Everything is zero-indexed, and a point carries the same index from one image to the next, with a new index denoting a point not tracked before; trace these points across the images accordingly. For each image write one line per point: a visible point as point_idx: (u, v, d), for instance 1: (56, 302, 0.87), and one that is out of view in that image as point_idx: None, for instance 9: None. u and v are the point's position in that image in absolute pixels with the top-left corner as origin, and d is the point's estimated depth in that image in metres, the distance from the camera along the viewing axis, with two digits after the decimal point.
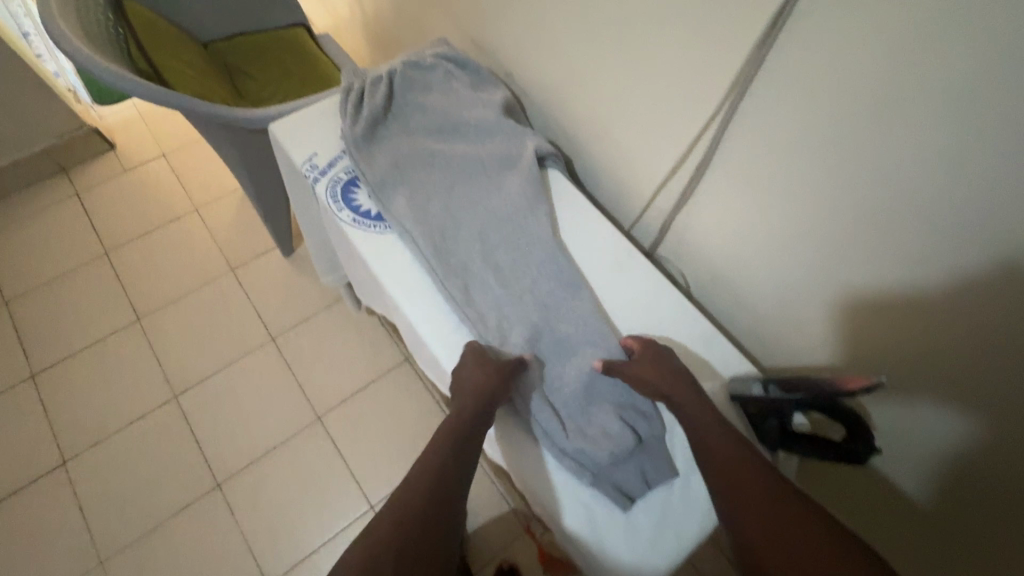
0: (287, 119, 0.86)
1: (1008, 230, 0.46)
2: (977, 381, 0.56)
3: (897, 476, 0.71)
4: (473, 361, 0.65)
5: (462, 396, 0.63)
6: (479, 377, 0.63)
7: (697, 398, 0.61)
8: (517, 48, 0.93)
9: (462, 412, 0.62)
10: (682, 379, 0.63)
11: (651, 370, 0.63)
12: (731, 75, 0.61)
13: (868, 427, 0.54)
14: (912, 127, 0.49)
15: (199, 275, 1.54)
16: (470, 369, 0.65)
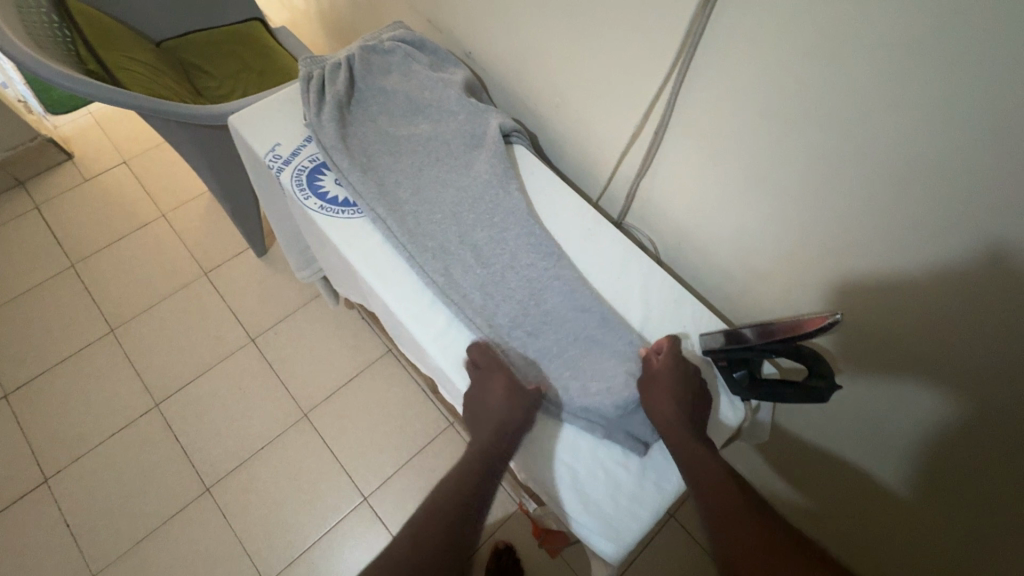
0: (246, 111, 0.85)
1: (945, 167, 0.48)
2: (950, 346, 0.57)
3: (885, 448, 0.72)
4: (501, 377, 0.64)
5: (487, 413, 0.62)
6: (505, 396, 0.63)
7: (690, 406, 0.62)
8: (474, 29, 0.93)
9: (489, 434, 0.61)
10: (689, 394, 0.63)
11: (664, 388, 0.62)
12: (680, 37, 0.63)
13: (824, 363, 0.55)
14: (849, 75, 0.51)
15: (171, 282, 1.52)
16: (497, 384, 0.64)
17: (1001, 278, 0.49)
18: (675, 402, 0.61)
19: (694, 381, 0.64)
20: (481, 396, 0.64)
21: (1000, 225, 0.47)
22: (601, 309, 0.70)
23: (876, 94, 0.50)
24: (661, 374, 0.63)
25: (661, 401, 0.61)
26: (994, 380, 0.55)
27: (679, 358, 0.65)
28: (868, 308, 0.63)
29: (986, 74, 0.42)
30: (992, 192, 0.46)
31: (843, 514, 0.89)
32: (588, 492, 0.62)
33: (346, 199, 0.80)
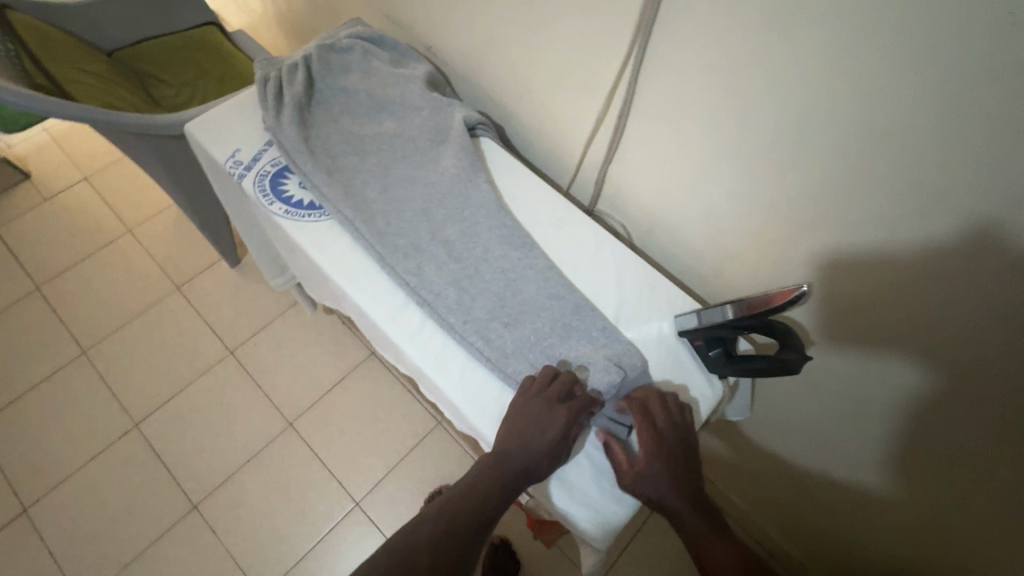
0: (203, 118, 0.83)
1: (896, 134, 0.49)
2: (915, 313, 0.58)
3: (865, 424, 0.73)
4: (560, 416, 0.59)
5: (530, 443, 0.58)
6: (553, 436, 0.58)
7: (679, 479, 0.58)
8: (434, 22, 0.92)
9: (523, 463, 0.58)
10: (675, 466, 0.58)
11: (653, 477, 0.58)
12: (635, 18, 0.63)
13: (793, 334, 0.56)
14: (800, 47, 0.52)
15: (143, 298, 1.48)
16: (555, 428, 0.59)
17: (956, 240, 0.50)
18: (667, 485, 0.57)
19: (677, 446, 0.59)
20: (532, 425, 0.59)
21: (952, 189, 0.48)
22: (576, 297, 0.70)
23: (828, 65, 0.50)
24: (641, 468, 0.58)
25: (653, 494, 0.58)
26: (953, 340, 0.56)
27: (653, 434, 0.59)
28: (831, 277, 0.64)
29: (930, 38, 0.43)
30: (944, 156, 0.47)
31: (820, 494, 0.90)
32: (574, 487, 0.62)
33: (312, 202, 0.78)
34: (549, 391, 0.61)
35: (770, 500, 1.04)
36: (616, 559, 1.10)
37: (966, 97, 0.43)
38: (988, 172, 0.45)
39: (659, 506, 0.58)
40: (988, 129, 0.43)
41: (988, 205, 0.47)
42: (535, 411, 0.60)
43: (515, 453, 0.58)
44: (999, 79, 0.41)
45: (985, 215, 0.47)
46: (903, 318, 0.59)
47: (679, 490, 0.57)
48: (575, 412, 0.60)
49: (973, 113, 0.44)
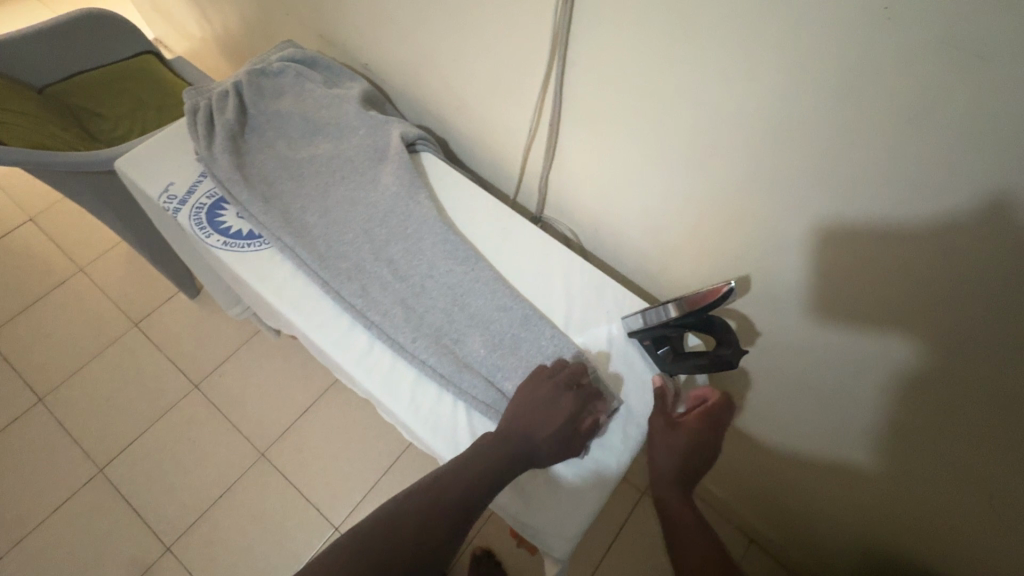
0: (132, 154, 0.81)
1: (808, 129, 0.50)
2: (854, 300, 0.59)
3: (827, 410, 0.74)
4: (567, 402, 0.60)
5: (538, 428, 0.58)
6: (560, 422, 0.59)
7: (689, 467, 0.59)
8: (368, 40, 0.92)
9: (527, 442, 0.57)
10: (695, 457, 0.60)
11: (675, 444, 0.60)
12: (553, 28, 0.63)
13: (729, 327, 0.58)
14: (707, 50, 0.53)
15: (100, 338, 1.44)
16: (562, 412, 0.59)
17: (875, 223, 0.52)
18: (678, 460, 0.59)
19: (711, 441, 0.60)
20: (540, 409, 0.59)
21: (865, 174, 0.49)
22: (523, 307, 0.70)
23: (736, 62, 0.51)
24: (673, 428, 0.61)
25: (662, 455, 0.60)
26: (887, 318, 0.57)
27: (704, 415, 0.61)
28: (770, 269, 0.65)
29: (826, 32, 0.44)
30: (854, 144, 0.48)
31: (792, 478, 0.91)
32: (532, 506, 0.61)
33: (251, 231, 0.76)
34: (558, 379, 0.61)
35: (746, 488, 1.05)
36: (600, 560, 1.10)
37: (865, 87, 0.44)
38: (896, 156, 0.46)
39: (657, 471, 0.60)
40: (889, 115, 0.45)
41: (900, 188, 0.48)
42: (544, 394, 0.60)
43: (520, 435, 0.58)
44: (887, 71, 0.43)
45: (897, 198, 0.49)
46: (839, 303, 0.61)
47: (684, 471, 0.59)
48: (582, 400, 0.61)
49: (875, 101, 0.45)
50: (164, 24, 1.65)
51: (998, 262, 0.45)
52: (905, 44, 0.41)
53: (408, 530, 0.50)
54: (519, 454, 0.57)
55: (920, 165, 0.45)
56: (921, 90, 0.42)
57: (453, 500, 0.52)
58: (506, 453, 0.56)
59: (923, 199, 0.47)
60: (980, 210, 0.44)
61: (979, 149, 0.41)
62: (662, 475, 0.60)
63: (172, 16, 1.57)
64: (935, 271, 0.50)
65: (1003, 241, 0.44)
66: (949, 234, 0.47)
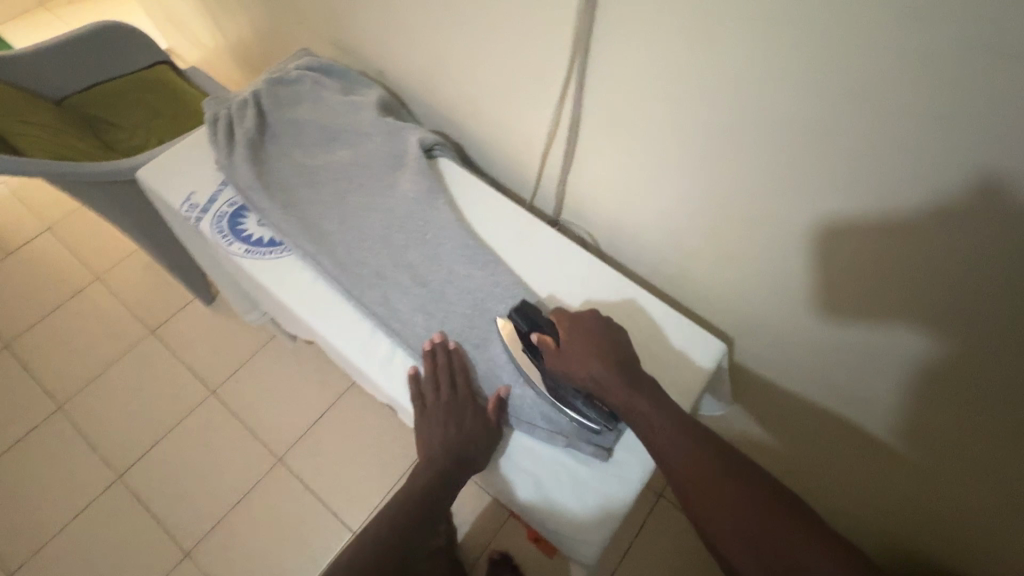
0: (153, 164, 0.82)
1: (836, 133, 0.50)
2: (880, 297, 0.59)
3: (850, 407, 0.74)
4: (462, 394, 0.64)
5: (447, 434, 0.62)
6: (466, 414, 0.63)
7: (611, 362, 0.58)
8: (384, 47, 0.92)
9: (445, 446, 0.61)
10: (606, 354, 0.59)
11: (577, 355, 0.59)
12: (573, 35, 0.63)
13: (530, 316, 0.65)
14: (730, 56, 0.53)
15: (117, 345, 1.45)
16: (462, 405, 0.63)
17: (905, 222, 0.51)
18: (595, 362, 0.58)
19: (604, 337, 0.61)
20: (435, 418, 0.63)
21: (894, 173, 0.49)
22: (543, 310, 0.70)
23: (759, 64, 0.51)
24: (568, 342, 0.61)
25: (583, 370, 0.58)
26: (915, 316, 0.57)
27: (570, 318, 0.64)
28: (795, 270, 0.65)
29: (855, 37, 0.44)
30: (882, 143, 0.48)
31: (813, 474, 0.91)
32: (561, 510, 0.61)
33: (272, 238, 0.77)
34: (435, 383, 0.65)
35: None
36: (620, 562, 1.10)
37: (895, 86, 0.44)
38: (927, 153, 0.46)
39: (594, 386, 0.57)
40: (923, 112, 0.44)
41: (931, 184, 0.47)
42: (436, 395, 0.64)
43: (439, 446, 0.61)
44: (921, 72, 0.42)
45: (927, 199, 0.48)
46: (865, 303, 0.60)
47: (606, 369, 0.58)
48: (468, 393, 0.64)
49: (906, 99, 0.44)
50: (177, 33, 1.66)
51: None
52: (938, 42, 0.40)
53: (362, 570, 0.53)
54: (439, 461, 0.60)
55: (954, 160, 0.45)
56: (954, 88, 0.41)
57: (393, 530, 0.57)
58: (428, 466, 0.61)
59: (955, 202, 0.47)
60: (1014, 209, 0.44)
61: (1017, 145, 0.41)
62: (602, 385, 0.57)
63: (185, 26, 1.59)
64: (965, 267, 0.50)
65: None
66: (980, 232, 0.47)
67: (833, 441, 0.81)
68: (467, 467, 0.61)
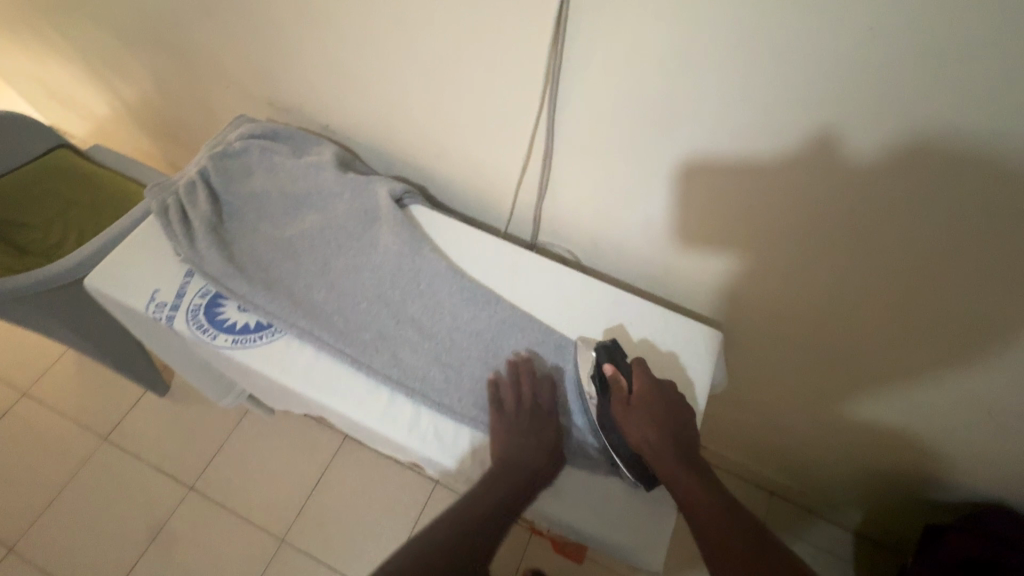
0: (102, 267, 0.75)
1: (810, 129, 0.56)
2: (860, 264, 0.65)
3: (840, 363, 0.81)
4: (546, 404, 0.67)
5: (530, 442, 0.63)
6: (550, 425, 0.65)
7: (672, 435, 0.61)
8: (328, 101, 0.90)
9: (529, 453, 0.62)
10: (673, 428, 0.61)
11: (640, 414, 0.62)
12: (543, 70, 0.65)
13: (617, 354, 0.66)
14: (703, 74, 0.56)
15: (67, 462, 1.30)
16: (546, 415, 0.66)
17: (877, 198, 0.58)
18: (650, 429, 0.61)
19: (671, 409, 0.63)
20: (516, 428, 0.64)
21: (862, 158, 0.55)
22: (555, 338, 0.72)
23: (732, 79, 0.55)
24: (637, 398, 0.63)
25: (641, 428, 0.61)
26: (893, 275, 0.64)
27: (652, 380, 0.64)
28: (778, 253, 0.71)
29: (821, 47, 0.49)
30: (850, 134, 0.54)
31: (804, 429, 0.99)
32: (624, 527, 0.63)
33: (258, 321, 0.73)
34: (521, 393, 0.67)
35: (765, 450, 1.12)
36: None
37: (859, 85, 0.50)
38: (892, 138, 0.52)
39: (643, 441, 0.61)
40: (885, 105, 0.50)
41: (897, 163, 0.54)
42: (519, 402, 0.66)
43: (523, 452, 0.62)
44: (881, 71, 0.48)
45: (896, 174, 0.55)
46: (847, 270, 0.67)
47: (664, 433, 0.61)
48: (551, 409, 0.67)
49: (868, 95, 0.50)
50: (64, 109, 1.51)
51: (991, 214, 0.52)
52: (895, 45, 0.46)
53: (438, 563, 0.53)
54: (519, 472, 0.61)
55: (917, 143, 0.51)
56: (914, 82, 0.47)
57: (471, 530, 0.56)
58: (509, 472, 0.60)
59: (924, 174, 0.53)
60: (974, 177, 0.51)
61: (970, 121, 0.47)
62: (651, 442, 0.61)
63: (74, 101, 1.45)
64: (934, 228, 0.57)
65: (997, 195, 0.51)
66: (943, 198, 0.54)
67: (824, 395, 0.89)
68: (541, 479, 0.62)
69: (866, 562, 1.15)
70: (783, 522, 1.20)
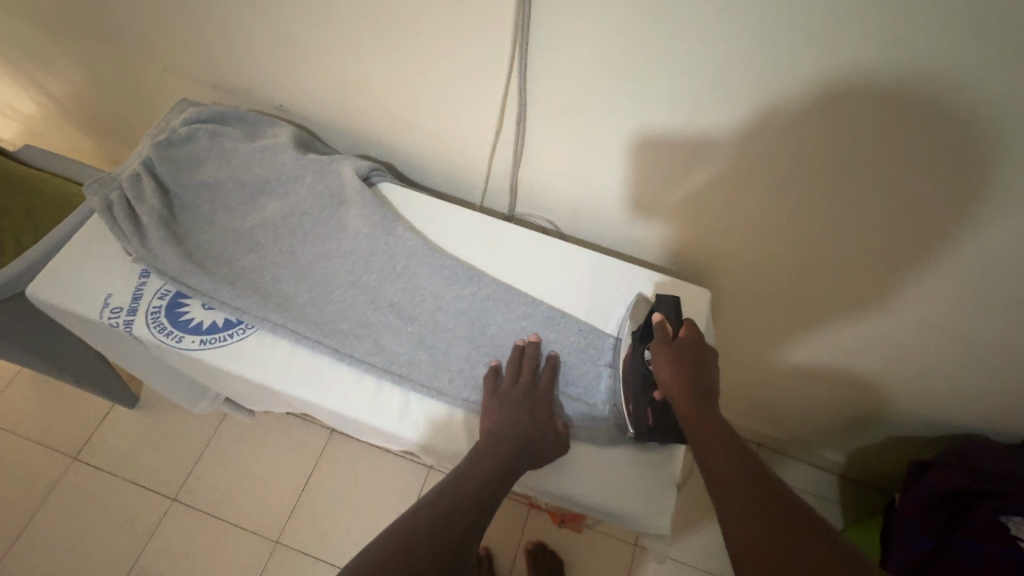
0: (45, 274, 0.68)
1: (794, 72, 0.53)
2: (847, 210, 0.64)
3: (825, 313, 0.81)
4: (545, 382, 0.65)
5: (525, 418, 0.60)
6: (546, 404, 0.63)
7: (698, 382, 0.57)
8: (278, 78, 0.83)
9: (524, 427, 0.60)
10: (702, 378, 0.57)
11: (676, 354, 0.59)
12: (510, 27, 0.61)
13: (674, 303, 0.65)
14: (681, 20, 0.53)
15: (35, 487, 1.23)
16: (545, 394, 0.64)
17: (863, 141, 0.56)
18: (680, 367, 0.58)
19: (708, 364, 0.59)
20: (512, 404, 0.62)
21: (848, 99, 0.53)
22: (543, 309, 0.70)
23: (710, 23, 0.52)
24: (680, 342, 0.60)
25: (679, 369, 0.58)
26: (880, 219, 0.63)
27: (700, 333, 0.61)
28: (762, 206, 0.69)
29: None
30: (834, 74, 0.52)
31: (792, 381, 1.00)
32: (625, 493, 0.62)
33: (226, 320, 0.68)
34: (517, 375, 0.65)
35: (750, 404, 1.14)
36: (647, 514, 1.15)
37: (845, 19, 0.47)
38: (877, 76, 0.50)
39: (669, 375, 0.58)
40: (871, 38, 0.48)
41: (885, 101, 0.52)
42: (515, 380, 0.64)
43: (518, 427, 0.59)
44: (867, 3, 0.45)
45: (883, 113, 0.53)
46: (834, 218, 0.66)
47: (692, 375, 0.57)
48: (550, 389, 0.65)
49: (854, 29, 0.48)
50: None
51: (978, 151, 0.52)
52: None
53: (421, 530, 0.49)
54: (513, 445, 0.58)
55: (907, 80, 0.49)
56: (902, 12, 0.45)
57: (460, 502, 0.52)
58: (504, 445, 0.58)
59: (914, 111, 0.51)
60: (962, 113, 0.49)
61: (958, 50, 0.45)
62: (676, 378, 0.57)
63: None
64: (922, 167, 0.56)
65: (985, 130, 0.50)
66: (929, 134, 0.52)
67: (811, 346, 0.89)
68: (538, 456, 0.59)
69: (852, 500, 1.20)
70: (773, 469, 1.23)
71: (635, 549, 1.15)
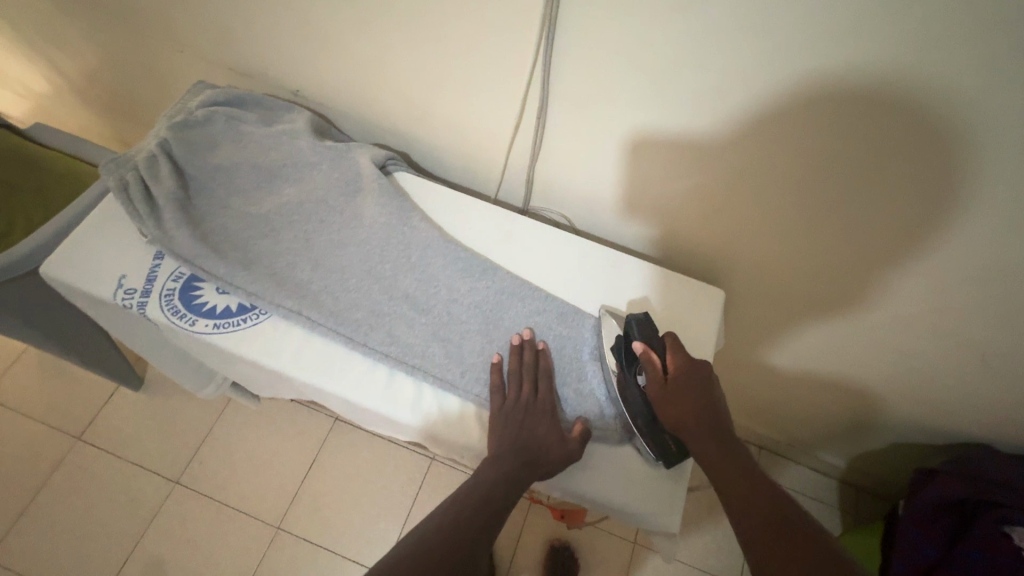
0: (60, 252, 0.68)
1: (823, 74, 0.52)
2: (868, 217, 0.63)
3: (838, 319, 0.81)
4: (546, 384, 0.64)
5: (530, 421, 0.60)
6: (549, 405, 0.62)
7: (707, 413, 0.57)
8: (294, 63, 0.82)
9: (529, 432, 0.59)
10: (709, 407, 0.57)
11: (677, 390, 0.58)
12: (536, 17, 0.60)
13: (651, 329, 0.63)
14: (711, 16, 0.52)
15: (39, 466, 1.23)
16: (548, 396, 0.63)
17: (889, 149, 0.55)
18: (685, 402, 0.57)
19: (708, 383, 0.59)
20: (519, 408, 0.62)
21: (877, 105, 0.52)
22: (557, 304, 0.70)
23: (742, 21, 0.51)
24: (673, 377, 0.59)
25: (686, 412, 0.57)
26: (902, 228, 0.62)
27: (686, 356, 0.61)
28: (779, 209, 0.69)
29: None
30: (864, 78, 0.51)
31: (799, 385, 1.00)
32: (634, 492, 0.62)
33: (240, 304, 0.68)
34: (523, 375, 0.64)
35: (756, 406, 1.14)
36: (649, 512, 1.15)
37: (879, 22, 0.46)
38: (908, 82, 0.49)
39: (675, 414, 0.57)
40: (904, 43, 0.47)
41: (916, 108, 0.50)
42: (519, 382, 0.64)
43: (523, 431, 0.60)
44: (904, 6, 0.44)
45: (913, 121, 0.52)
46: (854, 225, 0.65)
47: (700, 409, 0.57)
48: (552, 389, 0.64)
49: (887, 33, 0.47)
50: None
51: (1009, 164, 0.51)
52: None
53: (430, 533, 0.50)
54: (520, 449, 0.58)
55: (939, 87, 0.48)
56: (939, 17, 0.44)
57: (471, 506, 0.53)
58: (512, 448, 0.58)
59: (945, 119, 0.50)
60: (993, 128, 0.49)
61: (994, 57, 0.44)
62: (684, 416, 0.57)
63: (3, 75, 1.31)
64: (949, 178, 0.55)
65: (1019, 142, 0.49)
66: (959, 144, 0.51)
67: (822, 351, 0.89)
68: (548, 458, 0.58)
69: (852, 504, 1.20)
70: (775, 472, 1.24)
71: (635, 546, 1.16)
